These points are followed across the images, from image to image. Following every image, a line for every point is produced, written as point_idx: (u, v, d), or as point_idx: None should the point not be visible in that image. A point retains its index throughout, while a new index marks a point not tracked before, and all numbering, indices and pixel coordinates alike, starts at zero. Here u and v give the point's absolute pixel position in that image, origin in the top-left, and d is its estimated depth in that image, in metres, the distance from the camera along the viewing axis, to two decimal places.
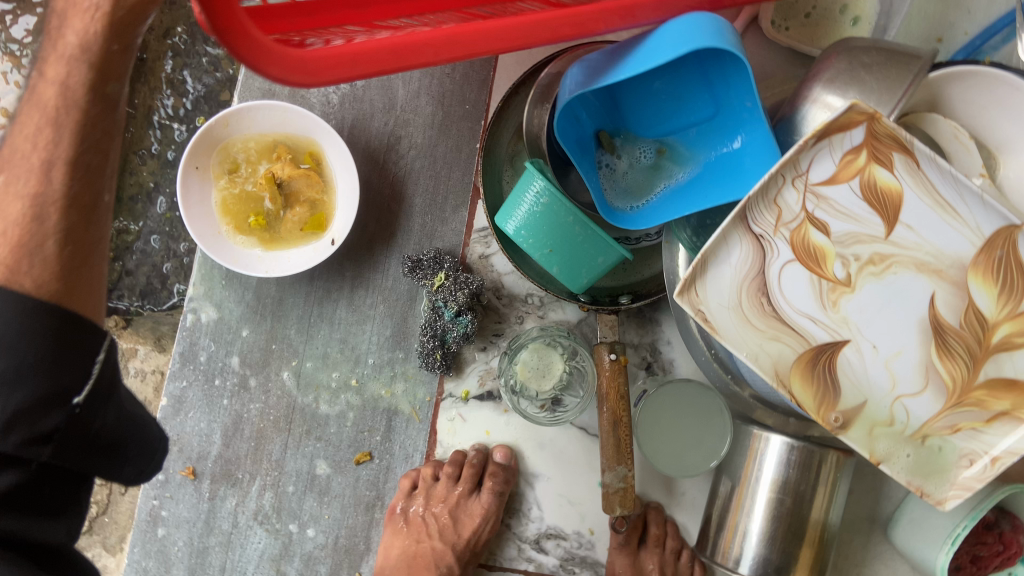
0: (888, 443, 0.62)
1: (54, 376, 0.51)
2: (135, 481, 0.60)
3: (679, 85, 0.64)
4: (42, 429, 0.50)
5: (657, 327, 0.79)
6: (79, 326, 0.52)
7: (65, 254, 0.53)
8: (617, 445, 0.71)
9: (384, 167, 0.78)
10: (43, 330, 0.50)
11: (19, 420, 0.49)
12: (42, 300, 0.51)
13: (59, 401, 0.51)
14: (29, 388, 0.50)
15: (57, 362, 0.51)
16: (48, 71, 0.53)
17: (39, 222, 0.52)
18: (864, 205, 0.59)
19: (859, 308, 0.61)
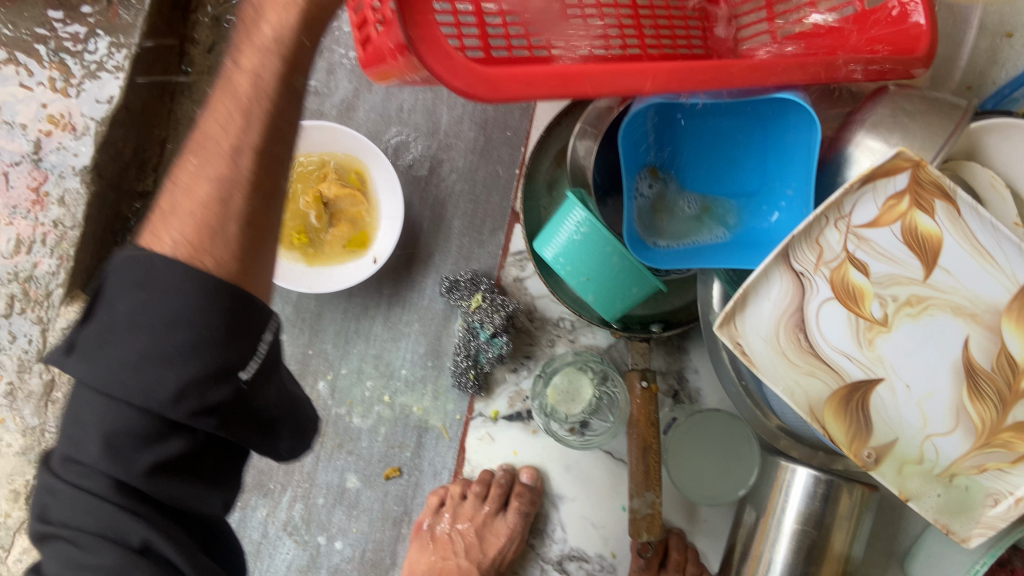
0: (919, 481, 0.64)
1: (226, 349, 0.49)
2: (282, 458, 0.58)
3: (732, 149, 0.69)
4: (211, 401, 0.48)
5: (686, 355, 0.80)
6: (252, 306, 0.50)
7: (243, 236, 0.51)
8: (646, 472, 0.72)
9: (425, 188, 0.79)
10: (224, 307, 0.49)
11: (191, 391, 0.48)
12: (220, 275, 0.49)
13: (228, 375, 0.49)
14: (203, 360, 0.48)
15: (230, 336, 0.49)
16: (245, 62, 0.52)
17: (224, 205, 0.51)
18: (904, 248, 0.60)
19: (894, 348, 0.62)
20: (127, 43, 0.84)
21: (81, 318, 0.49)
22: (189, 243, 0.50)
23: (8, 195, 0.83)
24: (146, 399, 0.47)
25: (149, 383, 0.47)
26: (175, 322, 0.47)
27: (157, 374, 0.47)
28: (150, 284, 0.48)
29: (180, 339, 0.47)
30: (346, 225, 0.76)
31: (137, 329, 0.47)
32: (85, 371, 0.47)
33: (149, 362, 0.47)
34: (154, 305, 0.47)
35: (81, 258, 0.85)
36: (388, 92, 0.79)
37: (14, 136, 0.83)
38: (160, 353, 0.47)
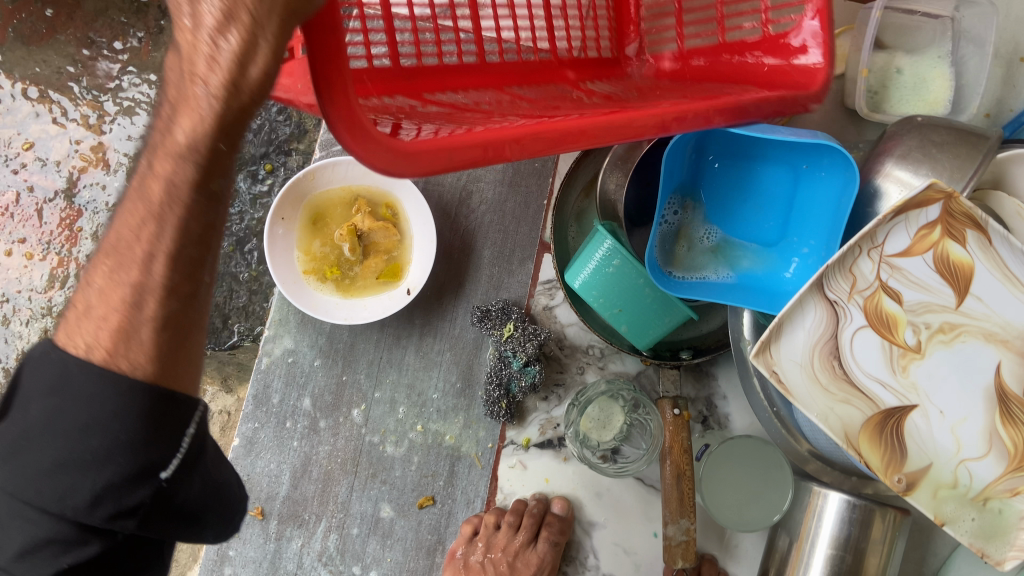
0: (954, 506, 0.64)
1: (145, 450, 0.49)
2: (221, 536, 0.58)
3: (748, 207, 0.71)
4: (128, 504, 0.50)
5: (714, 381, 0.81)
6: (173, 402, 0.51)
7: (162, 339, 0.51)
8: (680, 498, 0.72)
9: (455, 220, 0.81)
10: (140, 408, 0.49)
11: (106, 497, 0.49)
12: (139, 377, 0.50)
13: (148, 476, 0.50)
14: (120, 465, 0.49)
15: (149, 437, 0.50)
16: (158, 166, 0.48)
17: (137, 315, 0.50)
18: (936, 277, 0.62)
19: (928, 374, 0.63)
20: (159, 79, 0.85)
21: (3, 420, 0.50)
22: (106, 352, 0.50)
23: (41, 230, 0.84)
24: (60, 505, 0.48)
25: (63, 490, 0.48)
26: (89, 428, 0.48)
27: (72, 480, 0.48)
28: (65, 390, 0.49)
29: (94, 446, 0.48)
30: (379, 257, 0.77)
31: (52, 436, 0.49)
32: (3, 476, 0.49)
33: (65, 469, 0.48)
34: (68, 411, 0.49)
35: None
36: None
37: (47, 172, 0.84)
38: (76, 459, 0.48)
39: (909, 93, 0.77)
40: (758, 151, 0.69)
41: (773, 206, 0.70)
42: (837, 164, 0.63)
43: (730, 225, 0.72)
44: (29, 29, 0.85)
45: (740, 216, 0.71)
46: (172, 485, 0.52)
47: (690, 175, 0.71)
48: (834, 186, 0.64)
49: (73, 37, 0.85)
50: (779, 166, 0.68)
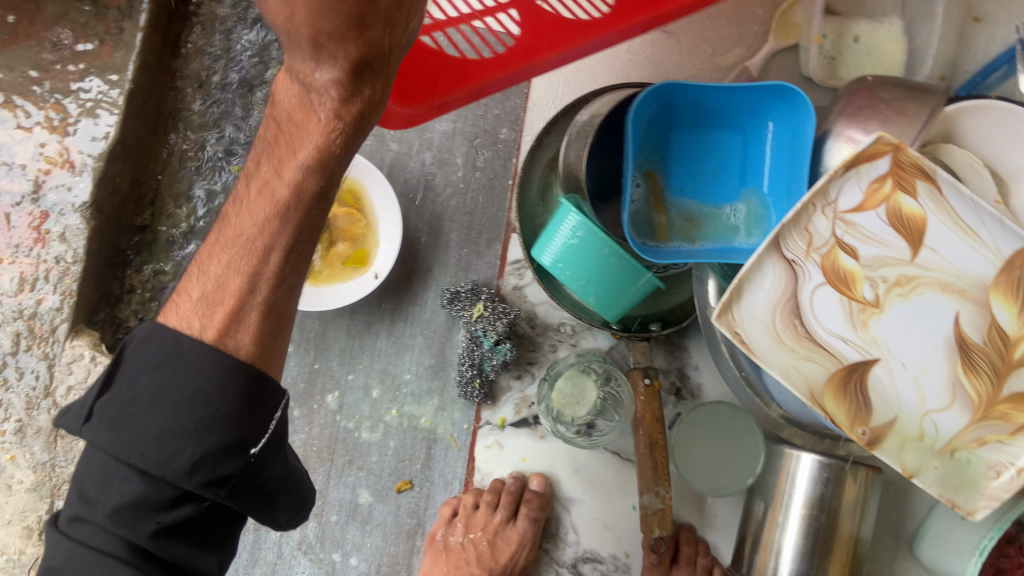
0: (919, 456, 0.65)
1: (239, 425, 0.49)
2: (287, 522, 0.58)
3: (703, 180, 0.72)
4: (222, 473, 0.49)
5: (686, 352, 0.82)
6: (266, 385, 0.52)
7: (264, 323, 0.52)
8: (654, 467, 0.73)
9: (421, 205, 0.81)
10: (239, 385, 0.50)
11: (204, 463, 0.48)
12: (239, 356, 0.51)
13: (239, 451, 0.49)
14: (219, 434, 0.48)
15: (244, 412, 0.50)
16: (285, 172, 0.51)
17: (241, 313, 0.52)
18: (890, 231, 0.63)
19: (887, 328, 0.64)
20: (122, 80, 0.86)
21: (104, 392, 0.50)
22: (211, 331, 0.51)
23: (10, 234, 0.84)
24: (162, 468, 0.47)
25: (165, 454, 0.47)
26: (194, 398, 0.49)
27: (174, 446, 0.47)
28: (174, 362, 0.50)
29: (198, 415, 0.48)
30: (345, 244, 0.77)
31: (157, 404, 0.48)
32: (107, 439, 0.48)
33: (167, 434, 0.48)
34: (174, 383, 0.49)
35: (84, 293, 0.86)
36: None
37: (13, 177, 0.84)
38: (179, 425, 0.48)
39: (864, 59, 0.77)
40: (706, 116, 0.71)
41: (731, 171, 0.71)
42: (785, 109, 0.67)
43: (693, 193, 0.71)
44: None
45: (700, 183, 0.72)
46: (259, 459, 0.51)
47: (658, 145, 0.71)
48: (785, 132, 0.67)
49: (34, 43, 0.86)
50: (727, 129, 0.71)
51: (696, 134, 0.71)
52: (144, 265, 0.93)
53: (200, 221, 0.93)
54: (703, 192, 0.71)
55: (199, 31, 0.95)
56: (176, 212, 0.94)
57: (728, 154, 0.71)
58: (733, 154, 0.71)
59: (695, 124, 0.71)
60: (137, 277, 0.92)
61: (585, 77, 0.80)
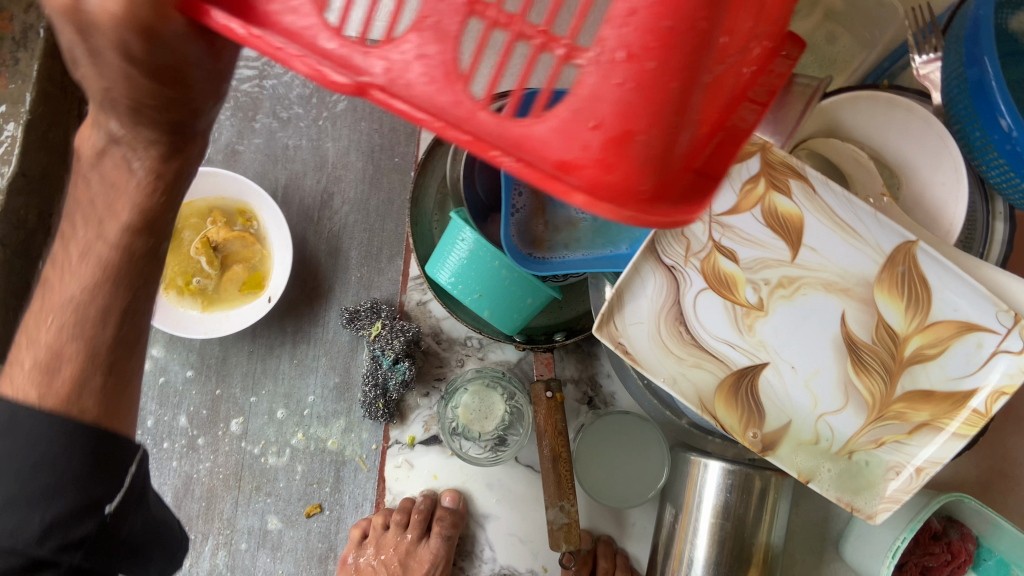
0: (812, 459, 0.62)
1: (92, 485, 0.48)
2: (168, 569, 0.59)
3: None
4: (76, 536, 0.47)
5: (597, 360, 0.80)
6: (117, 439, 0.49)
7: (105, 379, 0.49)
8: (558, 481, 0.71)
9: (319, 224, 0.80)
10: (87, 444, 0.47)
11: (54, 531, 0.46)
12: (82, 417, 0.47)
13: (94, 510, 0.48)
14: (66, 498, 0.47)
15: (94, 473, 0.48)
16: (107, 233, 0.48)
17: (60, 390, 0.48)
18: (768, 232, 0.62)
19: (773, 331, 0.62)
20: (16, 112, 0.85)
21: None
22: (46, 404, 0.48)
23: None
24: (12, 540, 0.45)
25: (11, 525, 0.45)
26: (37, 468, 0.46)
27: (19, 515, 0.45)
28: (6, 436, 0.45)
29: (45, 484, 0.46)
30: (242, 266, 0.76)
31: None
32: None
33: (15, 506, 0.45)
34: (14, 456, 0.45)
35: None
36: (273, 134, 0.80)
37: None
38: (23, 496, 0.45)
39: None
40: None
41: None
42: None
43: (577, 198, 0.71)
44: None
45: None
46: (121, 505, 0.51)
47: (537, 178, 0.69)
48: None
49: None
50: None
51: None
52: None
53: None
54: None
55: None
56: None
57: None
58: None
59: None
60: None
61: None
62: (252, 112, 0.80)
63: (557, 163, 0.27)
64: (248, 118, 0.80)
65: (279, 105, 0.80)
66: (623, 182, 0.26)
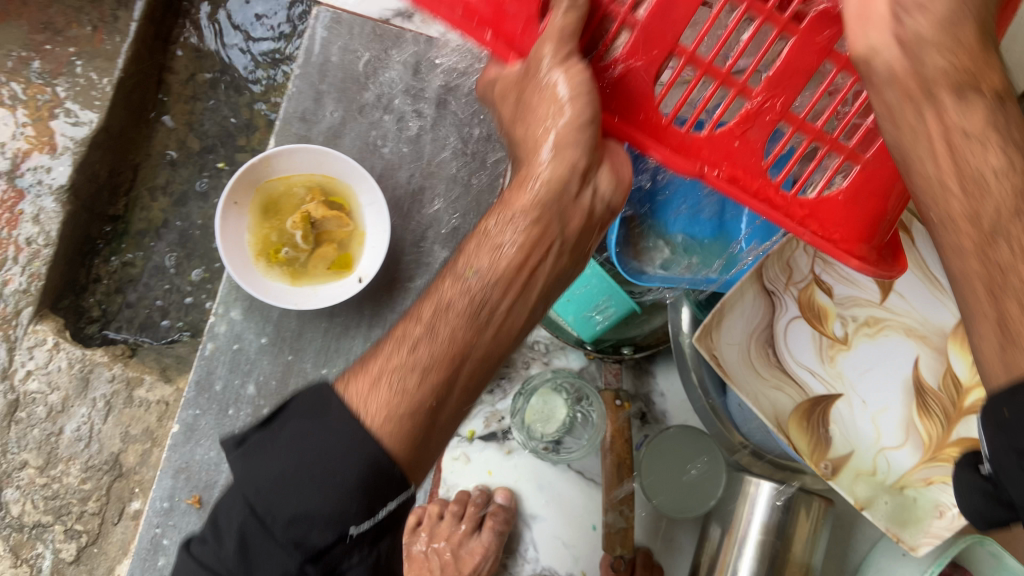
0: (869, 489, 0.67)
1: (368, 501, 0.44)
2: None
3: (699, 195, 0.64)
4: (316, 545, 0.44)
5: (653, 379, 0.84)
6: (392, 475, 0.46)
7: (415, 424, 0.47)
8: (620, 486, 0.75)
9: (408, 214, 0.82)
10: (370, 453, 0.45)
11: (311, 522, 0.43)
12: (382, 444, 0.46)
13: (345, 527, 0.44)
14: (330, 503, 0.44)
15: (370, 492, 0.45)
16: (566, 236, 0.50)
17: (385, 361, 0.49)
18: (864, 274, 0.68)
19: (853, 364, 0.68)
20: (111, 69, 0.86)
21: (261, 427, 0.48)
22: (355, 385, 0.49)
23: None
24: (268, 505, 0.43)
25: (278, 506, 0.43)
26: (320, 455, 0.44)
27: (290, 496, 0.43)
28: (321, 414, 0.46)
29: (319, 472, 0.44)
30: (333, 245, 0.77)
31: (291, 447, 0.45)
32: (240, 472, 0.45)
33: (288, 481, 0.44)
34: (313, 434, 0.45)
35: (51, 278, 0.84)
36: (377, 121, 0.82)
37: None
38: (297, 480, 0.44)
39: None
40: None
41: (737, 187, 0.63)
42: None
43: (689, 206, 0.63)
44: None
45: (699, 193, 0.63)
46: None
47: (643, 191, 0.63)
48: None
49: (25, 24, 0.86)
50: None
51: None
52: (113, 256, 0.90)
53: (178, 218, 0.92)
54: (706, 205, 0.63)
55: (193, 27, 0.94)
56: (149, 207, 0.92)
57: None
58: None
59: None
60: (103, 268, 0.90)
61: None
62: (355, 99, 0.82)
63: (830, 227, 0.48)
64: (351, 105, 0.82)
65: (384, 96, 0.82)
66: (871, 245, 0.48)
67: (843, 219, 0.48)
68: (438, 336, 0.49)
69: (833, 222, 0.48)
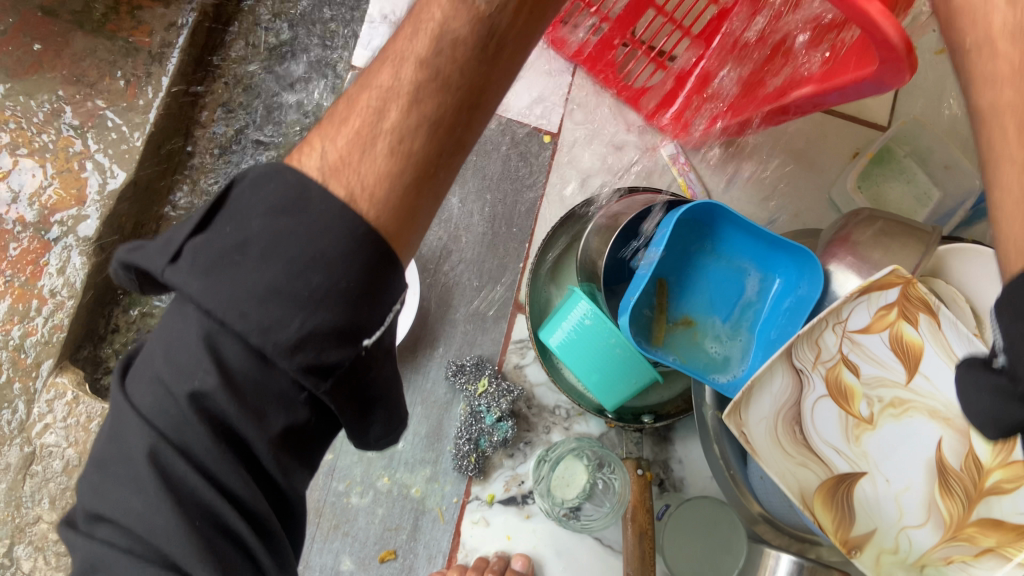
0: (894, 570, 0.66)
1: (357, 309, 0.41)
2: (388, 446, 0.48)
3: (710, 291, 0.76)
4: (327, 362, 0.40)
5: (672, 446, 0.84)
6: (390, 264, 0.42)
7: (396, 163, 0.43)
8: (641, 556, 0.74)
9: (434, 276, 0.84)
10: (354, 232, 0.41)
11: (310, 342, 0.40)
12: (369, 224, 0.42)
13: (352, 340, 0.41)
14: (333, 312, 0.40)
15: (361, 295, 0.41)
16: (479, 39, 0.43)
17: (379, 118, 0.44)
18: (891, 355, 0.68)
19: (878, 444, 0.69)
20: (144, 122, 0.87)
21: (200, 231, 0.41)
22: (334, 159, 0.43)
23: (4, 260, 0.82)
24: (264, 337, 0.39)
25: (270, 321, 0.39)
26: (314, 262, 0.40)
27: (281, 312, 0.39)
28: (298, 210, 0.41)
29: (315, 283, 0.40)
30: None
31: (271, 256, 0.40)
32: (197, 289, 0.39)
33: (276, 298, 0.39)
34: (299, 235, 0.40)
35: (72, 326, 0.84)
36: None
37: (16, 206, 0.83)
38: (289, 290, 0.40)
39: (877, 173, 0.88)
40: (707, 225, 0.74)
41: (737, 287, 0.75)
42: (792, 266, 0.72)
43: (698, 303, 0.76)
44: (14, 61, 0.84)
45: (703, 296, 0.76)
46: (297, 508, 0.47)
47: (665, 284, 0.76)
48: (787, 272, 0.72)
49: (57, 74, 0.85)
50: (737, 270, 0.76)
51: (700, 256, 0.76)
52: (131, 307, 0.91)
53: None
54: (709, 305, 0.76)
55: (220, 83, 0.95)
56: None
57: (728, 277, 0.76)
58: (733, 274, 0.75)
59: (698, 247, 0.75)
60: (122, 318, 0.90)
61: (601, 178, 0.86)
62: None
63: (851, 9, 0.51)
64: None
65: None
66: None
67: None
68: (443, 77, 0.44)
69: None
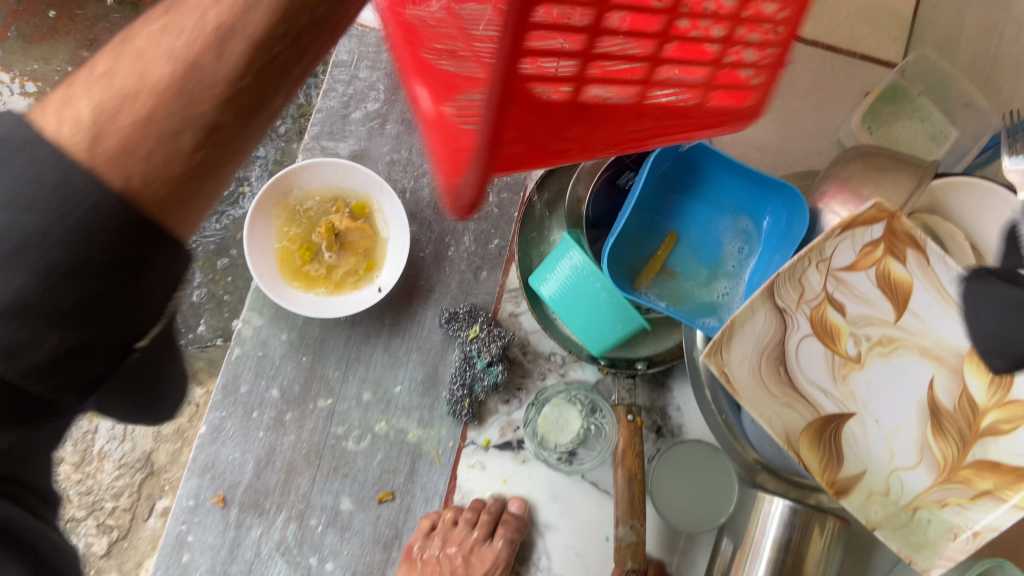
0: (883, 510, 0.66)
1: (128, 322, 0.35)
2: (159, 417, 0.52)
3: (697, 235, 0.75)
4: (84, 377, 0.35)
5: (669, 392, 0.84)
6: (173, 262, 0.35)
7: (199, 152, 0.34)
8: (630, 499, 0.75)
9: (429, 226, 0.85)
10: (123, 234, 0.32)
11: (66, 364, 0.34)
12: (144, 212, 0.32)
13: (121, 351, 0.35)
14: (90, 331, 0.33)
15: (125, 309, 0.34)
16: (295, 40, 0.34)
17: (184, 101, 0.32)
18: (878, 292, 0.66)
19: (866, 383, 0.67)
20: None
21: None
22: (109, 145, 0.32)
23: None
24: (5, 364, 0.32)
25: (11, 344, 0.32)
26: (66, 273, 0.31)
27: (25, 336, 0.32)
28: (48, 200, 0.31)
29: (71, 297, 0.32)
30: (356, 254, 0.81)
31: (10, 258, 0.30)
32: None
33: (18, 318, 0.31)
34: (52, 236, 0.31)
35: None
36: (400, 137, 0.86)
37: None
38: (38, 308, 0.32)
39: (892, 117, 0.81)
40: (691, 168, 0.73)
41: (726, 230, 0.75)
42: (779, 206, 0.70)
43: (684, 247, 0.76)
44: None
45: (690, 240, 0.76)
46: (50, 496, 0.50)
47: (649, 227, 0.76)
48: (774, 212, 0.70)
49: None
50: (726, 214, 0.74)
51: (687, 199, 0.75)
52: None
53: None
54: (696, 248, 0.75)
55: None
56: None
57: (716, 221, 0.75)
58: (720, 217, 0.75)
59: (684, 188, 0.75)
60: None
61: None
62: (381, 116, 0.87)
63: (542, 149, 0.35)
64: (377, 121, 0.87)
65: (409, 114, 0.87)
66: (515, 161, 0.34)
67: (536, 126, 0.34)
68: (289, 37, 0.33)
69: (600, 130, 0.36)
